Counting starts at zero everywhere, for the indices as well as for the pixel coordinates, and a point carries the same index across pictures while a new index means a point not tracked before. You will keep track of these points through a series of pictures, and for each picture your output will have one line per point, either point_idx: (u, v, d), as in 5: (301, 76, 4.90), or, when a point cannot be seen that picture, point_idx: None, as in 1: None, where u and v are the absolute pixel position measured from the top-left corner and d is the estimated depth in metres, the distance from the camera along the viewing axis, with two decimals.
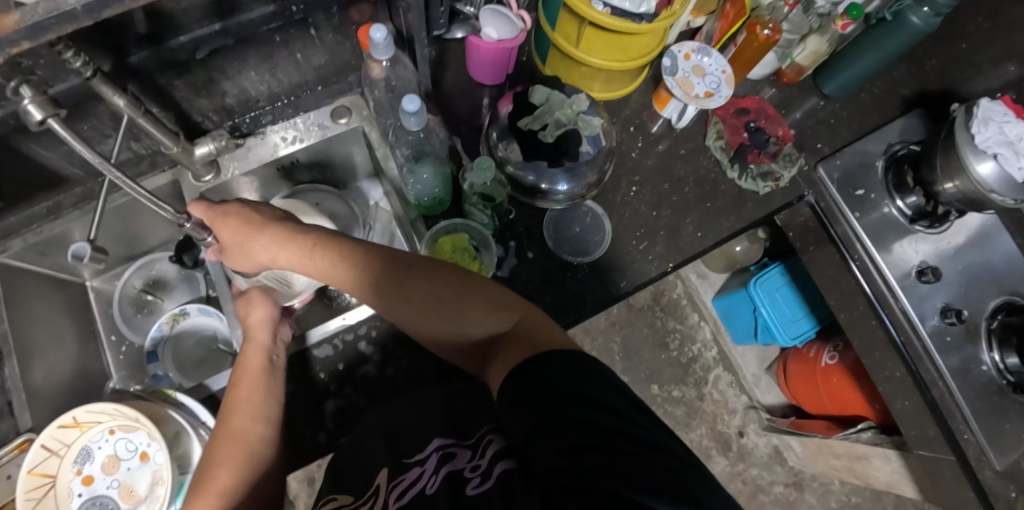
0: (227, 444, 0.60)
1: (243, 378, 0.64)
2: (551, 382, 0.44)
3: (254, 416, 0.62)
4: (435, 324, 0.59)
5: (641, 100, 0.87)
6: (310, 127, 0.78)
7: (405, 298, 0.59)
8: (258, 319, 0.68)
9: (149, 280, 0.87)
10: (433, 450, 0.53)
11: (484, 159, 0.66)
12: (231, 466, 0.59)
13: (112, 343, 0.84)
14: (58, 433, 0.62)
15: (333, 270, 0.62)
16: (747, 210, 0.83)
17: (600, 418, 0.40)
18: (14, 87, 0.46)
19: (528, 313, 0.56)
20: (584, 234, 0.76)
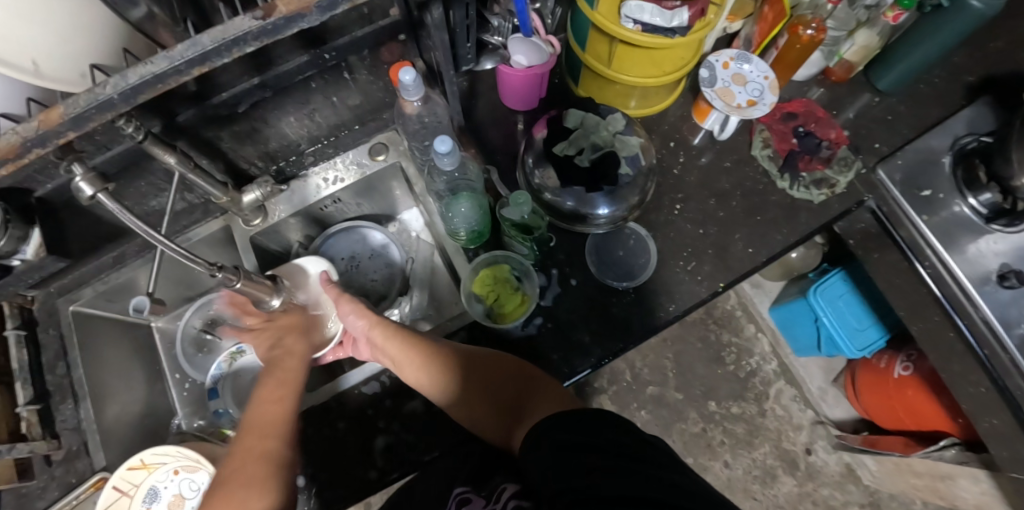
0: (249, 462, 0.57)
1: (250, 463, 0.57)
2: (566, 424, 0.47)
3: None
4: (466, 391, 0.62)
5: (680, 112, 0.84)
6: (349, 166, 0.81)
7: (445, 363, 0.63)
8: (281, 391, 0.62)
9: (208, 319, 0.87)
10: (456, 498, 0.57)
11: (521, 194, 0.67)
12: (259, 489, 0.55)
13: (177, 380, 0.86)
14: (127, 474, 0.64)
15: (389, 339, 0.66)
16: (801, 221, 0.78)
17: (625, 450, 0.43)
18: (69, 165, 0.50)
19: (547, 381, 0.62)
20: (627, 257, 0.74)
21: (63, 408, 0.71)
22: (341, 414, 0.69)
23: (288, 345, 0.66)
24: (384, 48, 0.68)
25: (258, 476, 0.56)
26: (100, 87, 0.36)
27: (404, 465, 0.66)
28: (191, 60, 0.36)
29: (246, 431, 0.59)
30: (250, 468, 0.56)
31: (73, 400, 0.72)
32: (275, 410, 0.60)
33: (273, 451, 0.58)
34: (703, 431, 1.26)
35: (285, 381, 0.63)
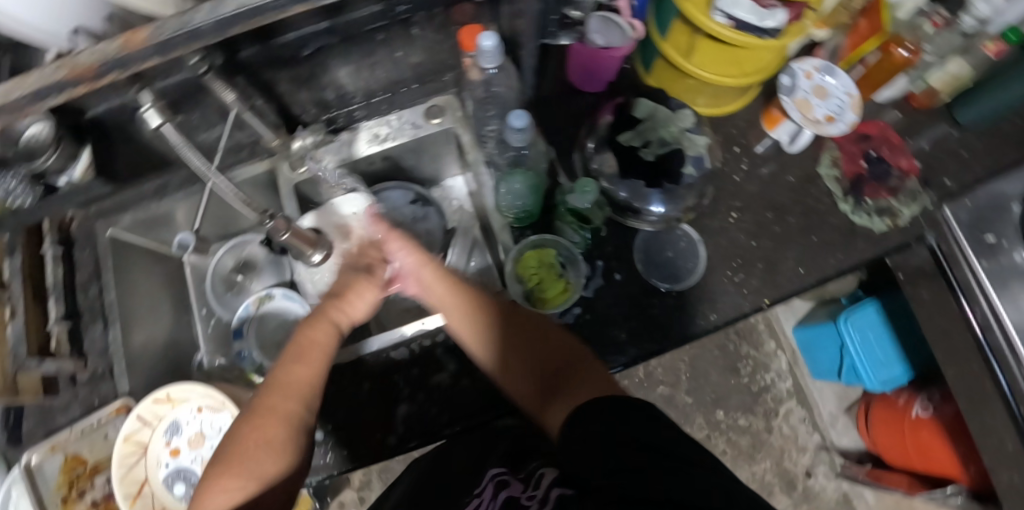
0: (269, 416, 0.48)
1: (268, 423, 0.48)
2: (601, 409, 0.44)
3: (273, 477, 0.47)
4: (507, 352, 0.58)
5: (750, 117, 0.80)
6: (403, 125, 0.77)
7: (491, 319, 0.59)
8: (315, 357, 0.53)
9: (240, 260, 0.86)
10: (489, 479, 0.52)
11: (587, 182, 0.69)
12: (278, 451, 0.47)
13: (202, 315, 0.84)
14: (152, 407, 0.64)
15: (438, 281, 0.61)
16: (857, 248, 0.75)
17: (663, 442, 0.40)
18: (139, 92, 0.56)
19: (591, 362, 0.56)
20: (674, 261, 0.72)
21: (92, 329, 0.72)
22: (368, 375, 0.69)
23: (327, 314, 0.56)
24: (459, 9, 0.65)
25: (272, 440, 0.47)
26: (193, 14, 0.34)
27: (424, 435, 0.66)
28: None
29: (267, 391, 0.50)
30: (265, 429, 0.48)
31: (103, 322, 0.72)
32: (303, 379, 0.51)
33: (297, 416, 0.49)
34: (706, 438, 1.25)
35: (318, 349, 0.54)
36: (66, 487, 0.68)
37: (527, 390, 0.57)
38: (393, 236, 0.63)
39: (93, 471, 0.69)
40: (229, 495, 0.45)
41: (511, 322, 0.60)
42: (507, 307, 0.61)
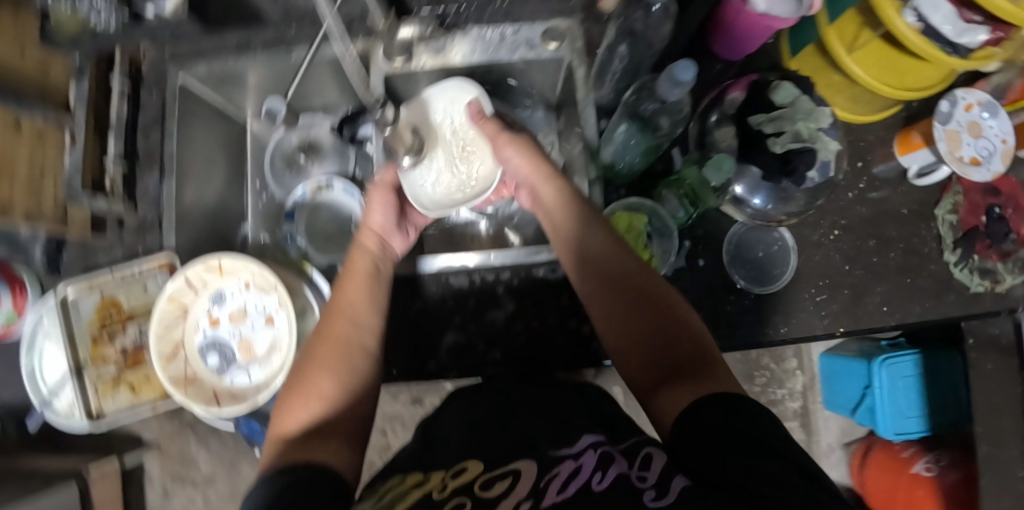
0: (327, 342, 0.54)
1: (320, 349, 0.54)
2: (723, 410, 0.42)
3: (330, 400, 0.51)
4: (624, 313, 0.53)
5: (881, 133, 0.74)
6: (518, 43, 0.70)
7: (613, 269, 0.55)
8: (355, 280, 0.58)
9: (305, 140, 0.83)
10: (587, 446, 0.48)
11: (726, 158, 0.59)
12: (331, 375, 0.52)
13: (254, 188, 0.81)
14: (200, 273, 0.61)
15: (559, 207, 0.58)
16: (947, 302, 0.70)
17: (790, 452, 0.39)
18: None
19: (711, 354, 0.50)
20: (764, 262, 0.69)
21: (147, 177, 0.67)
22: (420, 296, 0.66)
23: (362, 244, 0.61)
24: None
25: (326, 364, 0.53)
26: None
27: (465, 368, 0.65)
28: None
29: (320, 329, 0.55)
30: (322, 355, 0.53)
31: (159, 173, 0.67)
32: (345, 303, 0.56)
33: (353, 343, 0.54)
34: None
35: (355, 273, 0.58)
36: (98, 328, 0.66)
37: (634, 361, 0.52)
38: (500, 138, 0.60)
39: (126, 319, 0.67)
40: (295, 415, 0.50)
41: (632, 280, 0.55)
42: (631, 261, 0.55)
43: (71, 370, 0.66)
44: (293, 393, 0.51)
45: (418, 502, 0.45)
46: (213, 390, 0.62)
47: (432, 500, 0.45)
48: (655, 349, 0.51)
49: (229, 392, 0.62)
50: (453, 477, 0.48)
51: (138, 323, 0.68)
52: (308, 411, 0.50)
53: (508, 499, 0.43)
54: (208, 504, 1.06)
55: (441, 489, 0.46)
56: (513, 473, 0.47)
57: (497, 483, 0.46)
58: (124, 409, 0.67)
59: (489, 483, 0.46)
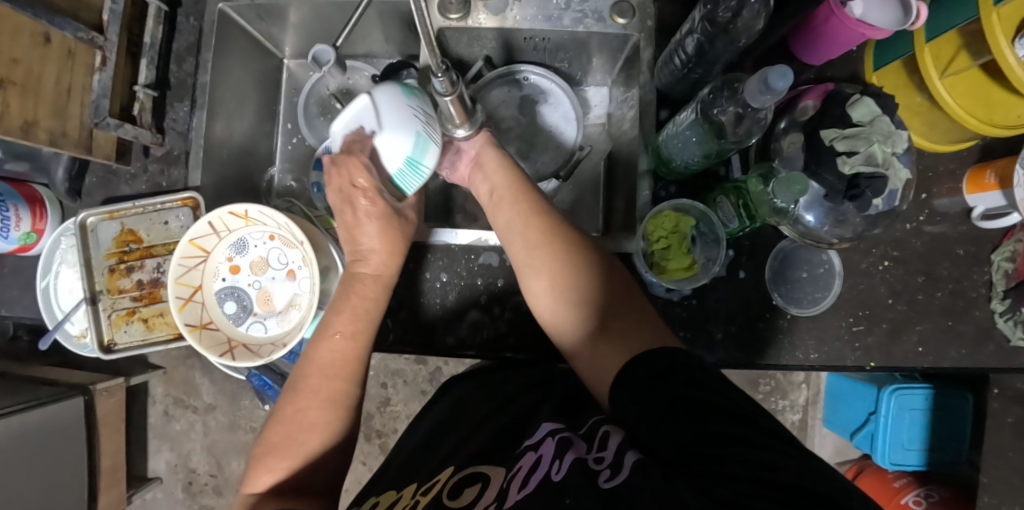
0: (314, 396, 0.49)
1: (307, 407, 0.49)
2: (649, 381, 0.40)
3: (314, 452, 0.48)
4: (565, 301, 0.50)
5: (953, 164, 0.69)
6: (583, 13, 0.66)
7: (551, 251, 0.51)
8: (358, 327, 0.52)
9: (343, 88, 0.78)
10: (546, 435, 0.44)
11: (800, 179, 0.53)
12: (321, 429, 0.49)
13: (287, 130, 0.80)
14: (225, 217, 0.58)
15: (503, 195, 0.54)
16: (985, 352, 0.67)
17: (731, 402, 0.38)
18: None
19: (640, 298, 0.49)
20: (807, 283, 0.66)
21: (177, 107, 0.66)
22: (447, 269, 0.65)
23: (359, 274, 0.53)
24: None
25: (316, 422, 0.49)
26: None
27: (485, 349, 0.63)
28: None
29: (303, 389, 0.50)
30: (311, 416, 0.49)
31: (190, 102, 0.66)
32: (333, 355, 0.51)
33: (342, 395, 0.50)
34: None
35: (362, 316, 0.52)
36: (116, 259, 0.65)
37: (570, 345, 0.50)
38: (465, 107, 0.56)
39: (144, 253, 0.66)
40: (273, 469, 0.47)
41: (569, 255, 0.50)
42: (562, 236, 0.51)
43: (85, 297, 0.64)
44: (275, 447, 0.48)
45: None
46: (228, 339, 0.59)
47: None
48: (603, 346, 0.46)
49: (245, 342, 0.60)
50: (424, 494, 0.43)
51: (157, 258, 0.66)
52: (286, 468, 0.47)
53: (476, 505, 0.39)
54: (207, 432, 1.08)
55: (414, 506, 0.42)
56: (481, 480, 0.42)
57: (466, 489, 0.41)
58: (136, 344, 0.65)
59: (461, 488, 0.41)
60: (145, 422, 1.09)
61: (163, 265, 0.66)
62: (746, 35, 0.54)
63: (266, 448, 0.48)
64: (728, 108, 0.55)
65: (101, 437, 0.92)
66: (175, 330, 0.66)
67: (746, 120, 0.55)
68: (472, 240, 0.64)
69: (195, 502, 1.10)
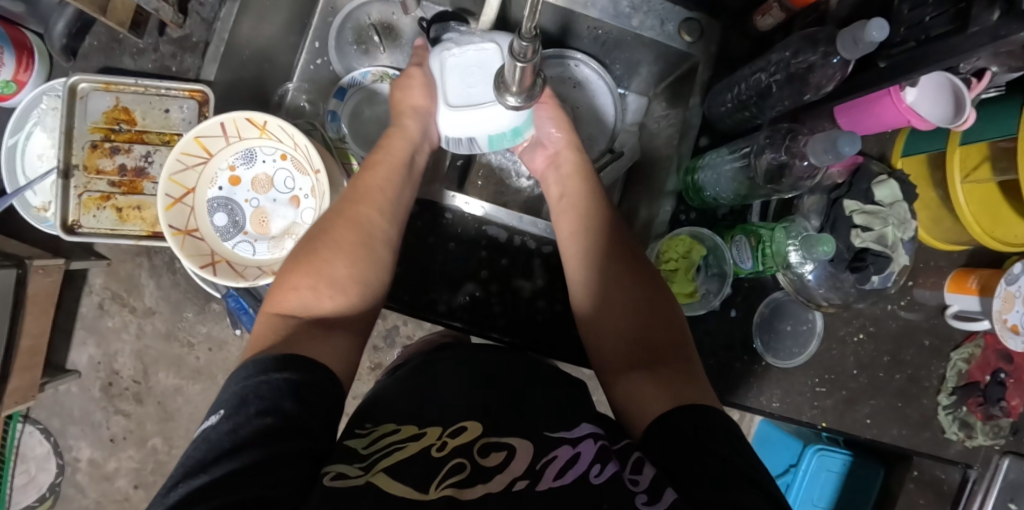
0: (346, 225, 0.50)
1: (337, 230, 0.49)
2: (686, 422, 0.39)
3: (343, 284, 0.47)
4: (599, 283, 0.53)
5: (943, 261, 0.72)
6: (651, 17, 0.65)
7: (598, 229, 0.56)
8: (391, 168, 0.55)
9: (386, 22, 0.73)
10: (586, 435, 0.38)
11: (824, 242, 0.56)
12: (347, 255, 0.48)
13: (312, 49, 0.72)
14: (240, 123, 0.54)
15: (573, 175, 0.59)
16: (922, 438, 0.72)
17: (751, 463, 0.36)
18: None
19: (689, 351, 0.48)
20: (788, 336, 0.69)
21: None
22: (473, 221, 0.63)
23: (399, 125, 0.57)
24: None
25: (344, 244, 0.49)
26: None
27: (473, 322, 0.63)
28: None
29: (348, 201, 0.51)
30: (341, 240, 0.49)
31: None
32: (383, 191, 0.53)
33: (370, 226, 0.51)
34: None
35: (392, 160, 0.56)
36: (100, 136, 0.59)
37: (591, 315, 0.53)
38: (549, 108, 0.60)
39: (134, 138, 0.61)
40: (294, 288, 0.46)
41: (629, 259, 0.54)
42: (618, 225, 0.57)
43: (58, 168, 0.58)
44: (298, 266, 0.47)
45: (415, 456, 0.36)
46: (211, 252, 0.55)
47: (430, 457, 0.36)
48: (630, 329, 0.50)
49: (229, 259, 0.56)
50: (452, 436, 0.38)
51: (147, 146, 0.61)
52: (295, 288, 0.46)
53: (502, 475, 0.35)
54: (140, 336, 1.01)
55: (440, 447, 0.37)
56: (507, 447, 0.37)
57: (492, 451, 0.37)
58: (102, 232, 0.59)
59: (486, 449, 0.37)
60: (75, 310, 1.01)
61: (152, 156, 0.61)
62: (812, 92, 0.56)
63: (285, 272, 0.47)
64: (778, 154, 0.56)
65: (27, 315, 0.84)
66: (149, 227, 0.61)
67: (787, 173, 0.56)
68: (479, 213, 0.62)
69: (111, 405, 1.03)
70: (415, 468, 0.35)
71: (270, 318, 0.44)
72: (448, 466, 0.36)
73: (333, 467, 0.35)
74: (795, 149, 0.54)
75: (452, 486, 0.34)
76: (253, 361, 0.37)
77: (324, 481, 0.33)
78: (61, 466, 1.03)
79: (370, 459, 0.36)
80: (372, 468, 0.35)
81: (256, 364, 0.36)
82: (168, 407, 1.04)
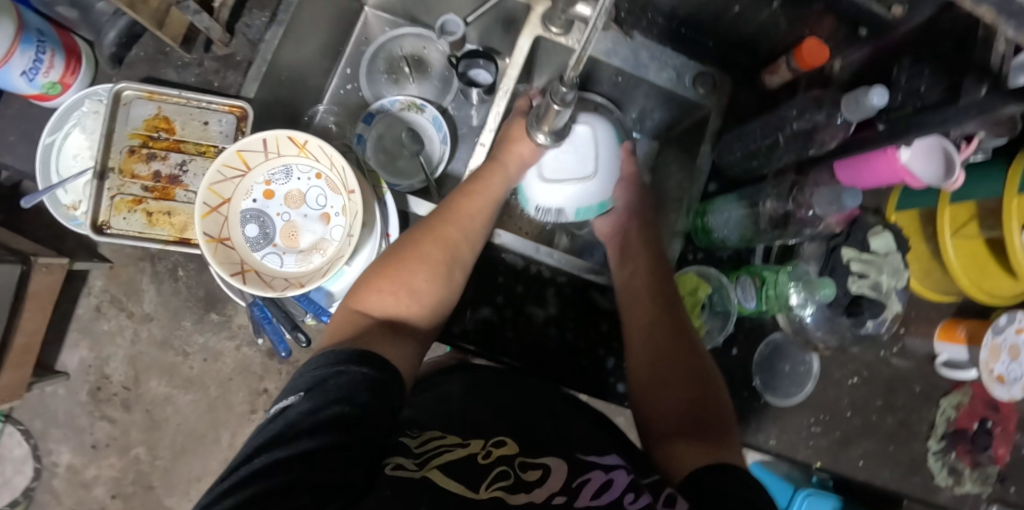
0: (433, 243, 0.55)
1: (425, 247, 0.55)
2: (721, 474, 0.41)
3: (423, 297, 0.52)
4: (655, 334, 0.57)
5: (933, 312, 0.76)
6: (668, 69, 0.70)
7: (660, 290, 0.60)
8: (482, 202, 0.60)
9: (416, 55, 0.78)
10: (618, 464, 0.40)
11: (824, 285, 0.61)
12: (430, 273, 0.53)
13: (344, 75, 0.78)
14: (281, 141, 0.56)
15: (637, 240, 0.65)
16: (912, 484, 0.74)
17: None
18: None
19: (726, 421, 0.50)
20: (786, 377, 0.71)
21: (255, 14, 0.64)
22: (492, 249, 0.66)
23: (495, 167, 0.62)
24: (827, 19, 0.59)
25: (430, 263, 0.54)
26: None
27: (485, 347, 0.65)
28: (989, 2, 0.22)
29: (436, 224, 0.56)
30: (424, 259, 0.54)
31: (270, 15, 0.64)
32: (473, 220, 0.58)
33: (453, 250, 0.56)
34: None
35: (486, 195, 0.60)
36: (139, 142, 0.62)
37: (641, 367, 0.56)
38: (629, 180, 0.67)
39: (171, 146, 0.63)
40: (384, 294, 0.51)
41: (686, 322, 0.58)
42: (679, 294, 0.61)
43: (95, 169, 0.60)
44: (383, 276, 0.52)
45: (464, 460, 0.37)
46: (241, 262, 0.57)
47: (477, 464, 0.37)
48: (675, 390, 0.53)
49: (257, 270, 0.57)
50: (495, 447, 0.40)
51: (183, 155, 0.63)
52: (379, 296, 0.51)
53: (541, 490, 0.36)
54: (137, 340, 1.00)
55: (484, 456, 0.39)
56: (543, 466, 0.38)
57: (529, 468, 0.38)
58: (130, 234, 0.61)
59: (524, 466, 0.38)
60: (72, 310, 1.00)
61: (187, 164, 0.63)
62: (816, 147, 0.60)
63: (365, 279, 0.53)
64: (783, 204, 0.61)
65: (26, 311, 0.84)
66: (177, 232, 0.63)
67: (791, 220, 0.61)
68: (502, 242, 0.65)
69: (97, 410, 1.01)
70: (464, 469, 0.36)
71: (355, 314, 0.49)
72: (493, 473, 0.37)
73: (393, 459, 0.36)
74: (800, 199, 0.59)
75: (500, 490, 0.36)
76: (330, 353, 0.39)
77: (386, 471, 0.35)
78: (39, 470, 1.00)
79: (423, 457, 0.37)
80: (426, 465, 0.36)
81: (331, 354, 0.39)
82: (156, 416, 1.01)
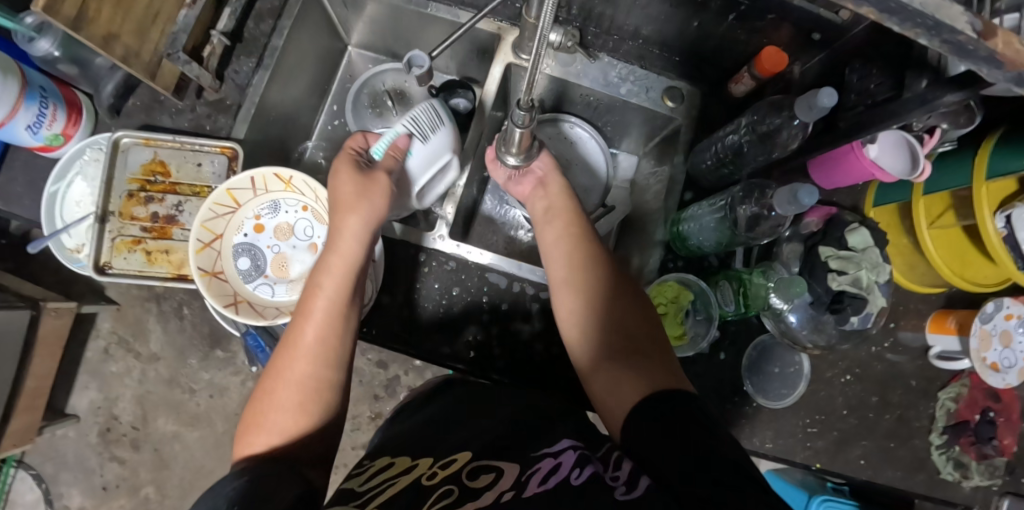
0: (285, 385, 0.52)
1: (281, 390, 0.52)
2: (664, 416, 0.43)
3: (303, 433, 0.51)
4: (591, 316, 0.55)
5: (921, 305, 0.77)
6: (639, 86, 0.72)
7: (581, 252, 0.58)
8: (319, 309, 0.54)
9: (398, 88, 0.81)
10: (567, 446, 0.43)
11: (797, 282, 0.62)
12: (295, 407, 0.51)
13: (331, 111, 0.82)
14: (268, 178, 0.60)
15: (557, 199, 0.63)
16: (916, 480, 0.73)
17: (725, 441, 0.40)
18: None
19: (671, 354, 0.52)
20: (777, 378, 0.72)
21: (243, 61, 0.67)
22: (477, 269, 0.68)
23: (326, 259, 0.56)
24: (780, 28, 0.62)
25: (291, 402, 0.51)
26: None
27: (475, 364, 0.67)
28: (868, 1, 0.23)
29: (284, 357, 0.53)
30: (283, 403, 0.51)
31: (256, 60, 0.67)
32: (322, 331, 0.54)
33: (309, 374, 0.52)
34: None
35: (322, 299, 0.54)
36: (137, 186, 0.65)
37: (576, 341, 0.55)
38: None
39: (167, 188, 0.66)
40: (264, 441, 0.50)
41: (611, 279, 0.57)
42: (601, 252, 0.59)
43: (96, 214, 0.63)
44: (255, 431, 0.51)
45: (402, 489, 0.40)
46: (234, 293, 0.59)
47: (419, 486, 0.40)
48: (614, 350, 0.53)
49: (250, 300, 0.60)
50: (443, 467, 0.42)
51: (179, 197, 0.67)
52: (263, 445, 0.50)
53: (489, 493, 0.38)
54: (143, 381, 1.02)
55: (430, 476, 0.41)
56: (496, 469, 0.41)
57: (481, 474, 0.40)
58: (131, 273, 0.64)
59: (474, 473, 0.41)
60: (80, 355, 1.02)
61: (183, 205, 0.67)
62: (780, 150, 0.63)
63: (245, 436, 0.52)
64: (753, 207, 0.63)
65: (36, 356, 0.87)
66: (175, 269, 0.66)
67: (762, 222, 0.63)
68: (484, 261, 0.68)
69: (107, 451, 1.02)
70: (402, 497, 0.39)
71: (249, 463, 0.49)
72: (438, 492, 0.39)
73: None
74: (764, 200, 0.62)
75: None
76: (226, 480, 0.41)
77: None
78: None
79: (363, 498, 0.40)
80: (366, 505, 0.39)
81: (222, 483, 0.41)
82: (164, 454, 1.03)
